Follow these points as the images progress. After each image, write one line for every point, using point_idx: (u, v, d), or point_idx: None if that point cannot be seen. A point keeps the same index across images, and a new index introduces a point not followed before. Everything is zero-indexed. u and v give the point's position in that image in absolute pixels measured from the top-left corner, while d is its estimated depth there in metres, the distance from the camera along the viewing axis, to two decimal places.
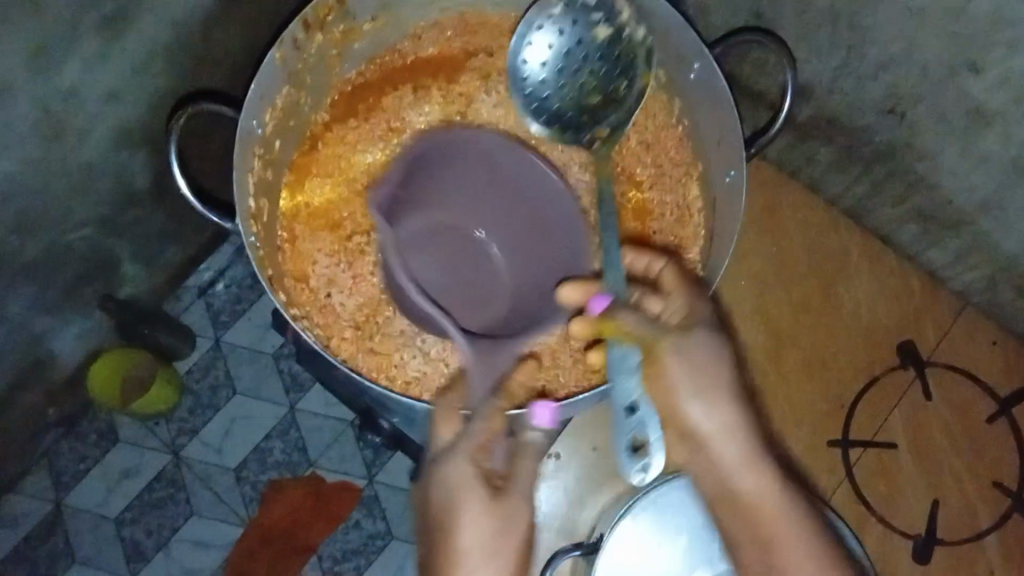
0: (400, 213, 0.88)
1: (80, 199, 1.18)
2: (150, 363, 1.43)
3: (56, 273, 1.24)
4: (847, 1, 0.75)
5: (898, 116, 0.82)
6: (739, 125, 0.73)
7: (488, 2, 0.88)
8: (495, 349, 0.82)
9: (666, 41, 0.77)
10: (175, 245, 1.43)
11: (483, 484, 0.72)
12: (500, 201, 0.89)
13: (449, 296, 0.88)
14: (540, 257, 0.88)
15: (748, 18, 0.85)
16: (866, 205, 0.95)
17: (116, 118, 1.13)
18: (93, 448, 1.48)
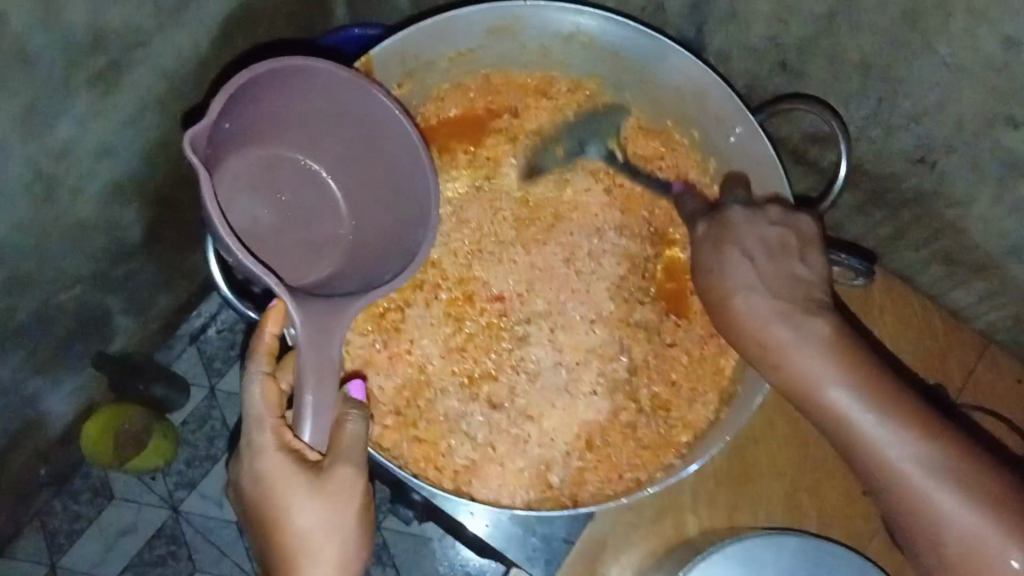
0: (227, 150, 0.76)
1: (73, 256, 1.11)
2: (145, 418, 1.36)
3: (49, 333, 1.17)
4: (879, 54, 0.73)
5: (929, 165, 0.80)
6: (789, 193, 0.76)
7: (515, 61, 0.82)
8: (335, 315, 0.71)
9: (704, 103, 0.79)
10: (168, 294, 1.36)
11: (292, 463, 0.70)
12: (349, 132, 0.78)
13: (274, 239, 0.81)
14: (367, 200, 0.82)
15: (774, 68, 0.83)
16: (890, 247, 0.94)
17: (108, 177, 1.06)
18: (87, 507, 1.42)
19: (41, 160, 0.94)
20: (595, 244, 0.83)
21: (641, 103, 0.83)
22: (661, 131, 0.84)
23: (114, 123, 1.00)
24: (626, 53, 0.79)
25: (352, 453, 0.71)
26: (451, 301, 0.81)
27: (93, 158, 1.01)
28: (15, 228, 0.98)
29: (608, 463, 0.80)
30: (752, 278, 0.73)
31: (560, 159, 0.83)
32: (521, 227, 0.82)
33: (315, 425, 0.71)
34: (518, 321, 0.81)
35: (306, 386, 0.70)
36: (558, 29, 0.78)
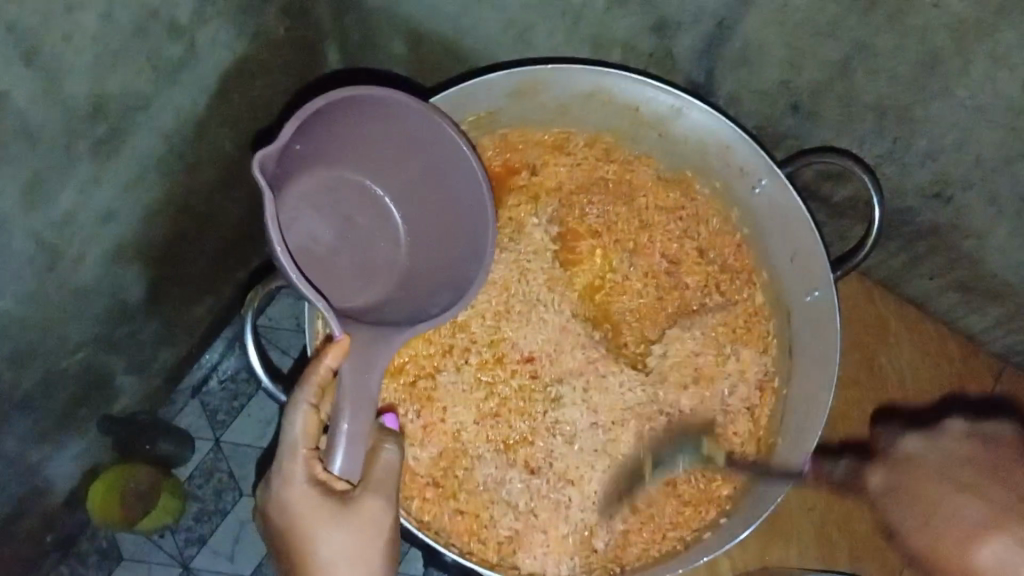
0: (294, 169, 0.73)
1: (76, 325, 0.94)
2: (151, 477, 1.15)
3: (51, 404, 0.99)
4: (898, 97, 0.74)
5: (944, 200, 0.80)
6: (821, 246, 0.76)
7: (533, 119, 0.82)
8: (381, 347, 0.69)
9: (728, 157, 0.79)
10: (171, 347, 1.15)
11: (324, 497, 0.66)
12: (412, 159, 0.75)
13: (331, 262, 0.78)
14: (427, 228, 0.78)
15: (784, 109, 0.83)
16: (903, 275, 0.94)
17: (112, 241, 0.91)
18: (94, 572, 1.20)
19: (45, 235, 0.81)
20: (628, 298, 0.85)
21: (661, 154, 0.84)
22: (683, 180, 0.85)
23: (115, 189, 0.86)
24: (647, 108, 0.79)
25: (385, 484, 0.68)
26: (484, 365, 0.83)
27: (94, 227, 0.86)
28: (18, 304, 0.84)
29: (651, 526, 0.83)
30: (949, 501, 0.59)
31: (589, 215, 0.85)
32: (552, 290, 0.84)
33: (349, 458, 0.66)
34: (550, 382, 0.83)
35: (344, 417, 0.66)
36: (578, 89, 0.78)
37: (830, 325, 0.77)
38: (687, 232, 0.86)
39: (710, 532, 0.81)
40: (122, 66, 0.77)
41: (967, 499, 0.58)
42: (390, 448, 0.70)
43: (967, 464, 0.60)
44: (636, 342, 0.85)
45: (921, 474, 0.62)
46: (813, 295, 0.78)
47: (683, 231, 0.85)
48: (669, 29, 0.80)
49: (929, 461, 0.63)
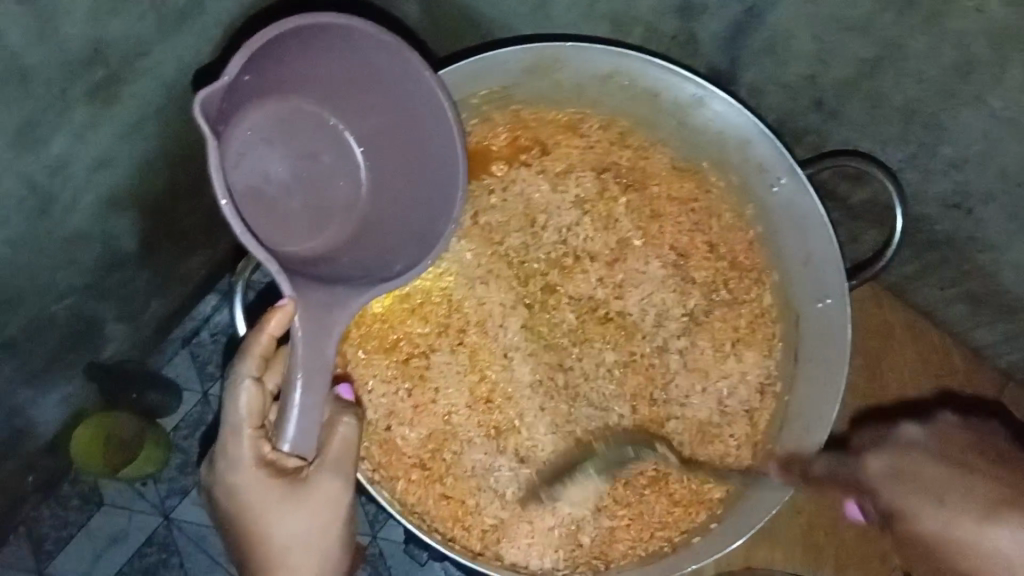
0: (243, 101, 0.66)
1: (66, 271, 0.89)
2: (138, 424, 1.11)
3: (36, 348, 0.94)
4: (926, 102, 0.71)
5: (965, 211, 0.78)
6: (837, 249, 0.75)
7: (548, 97, 0.80)
8: (335, 311, 0.63)
9: (747, 152, 0.77)
10: (163, 300, 1.10)
11: (273, 479, 0.64)
12: (376, 94, 0.69)
13: (281, 202, 0.71)
14: (392, 174, 0.72)
15: (808, 105, 0.80)
16: (913, 283, 0.90)
17: (108, 187, 0.86)
18: (76, 512, 1.15)
19: (37, 178, 0.76)
20: (640, 292, 0.83)
21: (676, 143, 0.82)
22: (697, 172, 0.83)
23: (114, 134, 0.81)
24: (663, 94, 0.77)
25: (339, 462, 0.68)
26: (484, 348, 0.82)
27: (89, 172, 0.82)
28: (6, 246, 0.79)
29: (639, 525, 0.82)
30: (976, 515, 0.58)
31: (608, 199, 0.83)
32: (553, 284, 0.83)
33: (300, 435, 0.62)
34: (551, 367, 0.83)
35: (297, 389, 0.61)
36: (596, 69, 0.76)
37: (841, 335, 0.76)
38: (698, 225, 0.83)
39: (699, 536, 0.81)
40: (124, 10, 0.73)
41: (975, 497, 0.59)
42: (348, 420, 0.69)
43: (967, 472, 0.61)
44: (647, 335, 0.83)
45: (937, 481, 0.62)
46: (824, 301, 0.77)
47: (693, 224, 0.83)
48: (694, 12, 0.77)
49: (930, 472, 0.63)
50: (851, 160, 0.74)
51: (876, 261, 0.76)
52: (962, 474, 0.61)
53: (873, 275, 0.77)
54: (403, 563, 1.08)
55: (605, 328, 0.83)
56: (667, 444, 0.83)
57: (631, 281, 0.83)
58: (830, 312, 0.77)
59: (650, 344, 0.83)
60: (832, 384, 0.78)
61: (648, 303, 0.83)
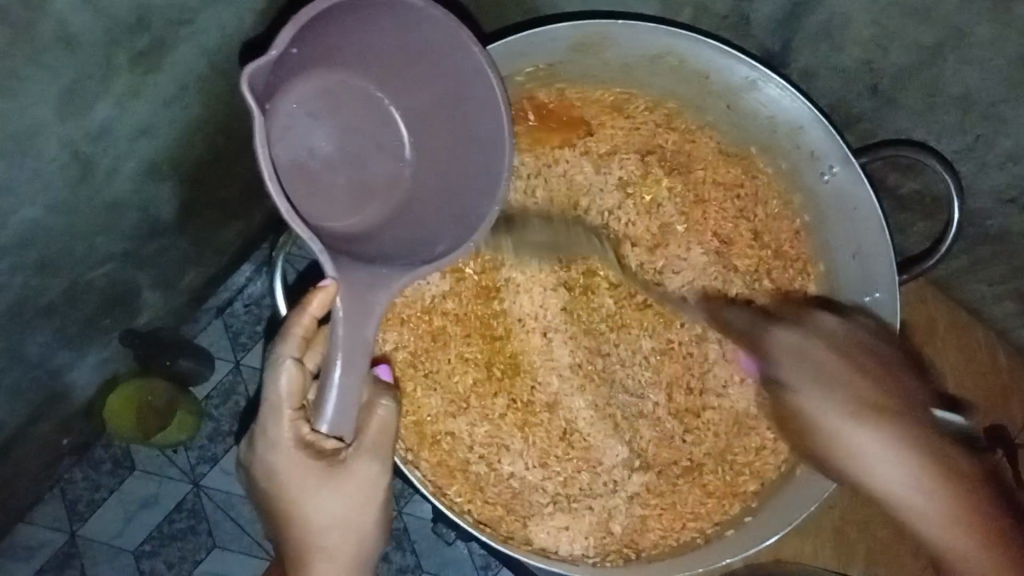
0: (290, 74, 0.65)
1: (105, 237, 0.89)
2: (169, 390, 1.11)
3: (75, 312, 0.95)
4: (987, 92, 0.68)
5: (1019, 207, 0.75)
6: (887, 245, 0.72)
7: (595, 76, 0.78)
8: (377, 291, 0.61)
9: (798, 141, 0.75)
10: (199, 269, 1.10)
11: (313, 461, 0.64)
12: (423, 71, 0.67)
13: (324, 177, 0.70)
14: (437, 153, 0.70)
15: (862, 92, 0.78)
16: (962, 278, 0.87)
17: (148, 155, 0.86)
18: (108, 476, 1.17)
19: (80, 144, 0.76)
20: (681, 276, 0.82)
21: (725, 127, 0.80)
22: (745, 156, 0.81)
23: (156, 101, 0.81)
24: (715, 77, 0.75)
25: (377, 445, 0.67)
26: (522, 329, 0.81)
27: (130, 139, 0.82)
28: (48, 210, 0.79)
29: (669, 514, 0.81)
30: (852, 407, 0.61)
31: (651, 186, 0.81)
32: (594, 268, 0.81)
33: (338, 415, 0.62)
34: (585, 351, 0.82)
35: (336, 370, 0.61)
36: (647, 49, 0.74)
37: None
38: (743, 212, 0.82)
39: (733, 529, 0.79)
40: None
41: (857, 390, 0.62)
42: (387, 402, 0.68)
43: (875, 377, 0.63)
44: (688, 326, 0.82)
45: (836, 378, 0.62)
46: (871, 297, 0.75)
47: (738, 211, 0.82)
48: None
49: (831, 365, 0.64)
50: (913, 151, 0.71)
51: (930, 251, 0.73)
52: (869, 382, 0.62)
53: (925, 272, 0.74)
54: (428, 540, 1.09)
55: (643, 315, 0.82)
56: (702, 434, 0.83)
57: (673, 266, 0.82)
58: (878, 307, 0.74)
59: (689, 333, 0.82)
60: None
61: (688, 290, 0.82)
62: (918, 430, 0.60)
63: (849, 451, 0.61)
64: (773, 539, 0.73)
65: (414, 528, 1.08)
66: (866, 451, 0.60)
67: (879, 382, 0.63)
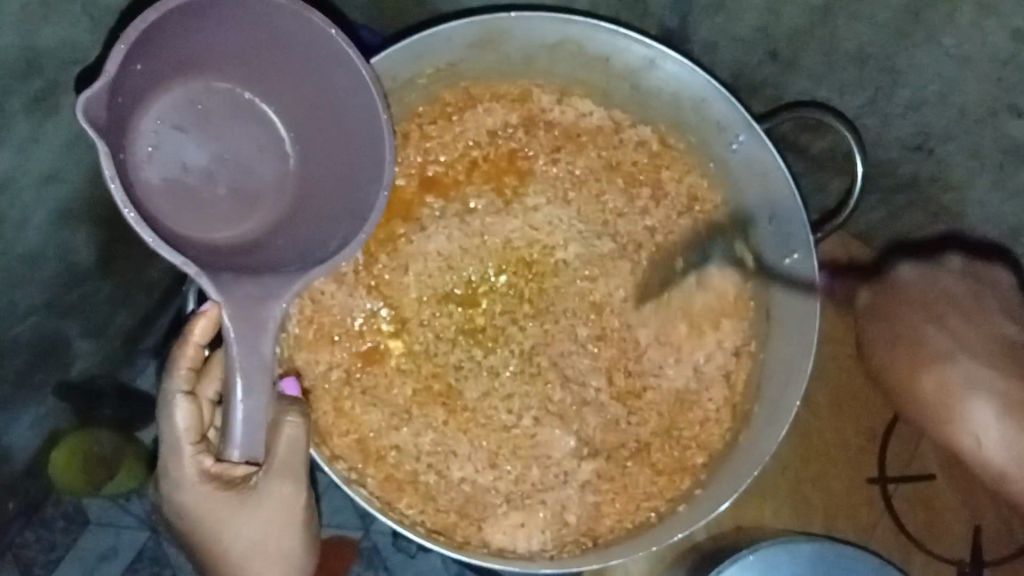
0: (138, 93, 0.62)
1: (23, 290, 0.85)
2: (114, 439, 1.08)
3: (1, 372, 0.91)
4: (880, 45, 0.70)
5: (926, 152, 0.76)
6: (799, 206, 0.74)
7: (496, 71, 0.78)
8: (267, 304, 0.60)
9: (701, 113, 0.77)
10: (129, 311, 1.05)
11: (220, 492, 0.64)
12: (285, 61, 0.64)
13: (206, 190, 0.66)
14: (319, 145, 0.67)
15: (763, 58, 0.79)
16: (882, 229, 0.89)
17: (58, 200, 0.82)
18: (62, 534, 1.12)
19: None
20: (615, 265, 0.82)
21: (630, 108, 0.81)
22: (656, 134, 0.82)
23: (58, 145, 0.78)
24: (615, 57, 0.76)
25: (288, 464, 0.66)
26: (455, 331, 0.81)
27: (35, 187, 0.78)
28: None
29: (625, 499, 0.82)
30: None
31: (576, 171, 0.82)
32: (526, 260, 0.82)
33: (248, 437, 0.61)
34: (523, 347, 0.82)
35: (237, 393, 0.59)
36: (544, 38, 0.74)
37: (812, 287, 0.76)
38: (653, 192, 0.82)
39: (684, 503, 0.80)
40: (55, 17, 0.70)
41: None
42: (298, 414, 0.66)
43: None
44: (626, 313, 0.82)
45: None
46: (791, 258, 0.76)
47: (648, 193, 0.82)
48: None
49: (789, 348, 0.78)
50: (819, 115, 0.73)
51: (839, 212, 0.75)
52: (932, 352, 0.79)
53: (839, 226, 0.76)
54: (397, 555, 1.08)
55: (575, 302, 0.82)
56: (647, 415, 0.83)
57: (597, 256, 0.82)
58: (798, 268, 0.76)
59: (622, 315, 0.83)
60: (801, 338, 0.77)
61: (618, 277, 0.82)
62: None
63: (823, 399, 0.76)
64: (724, 506, 0.74)
65: (382, 545, 1.07)
66: None
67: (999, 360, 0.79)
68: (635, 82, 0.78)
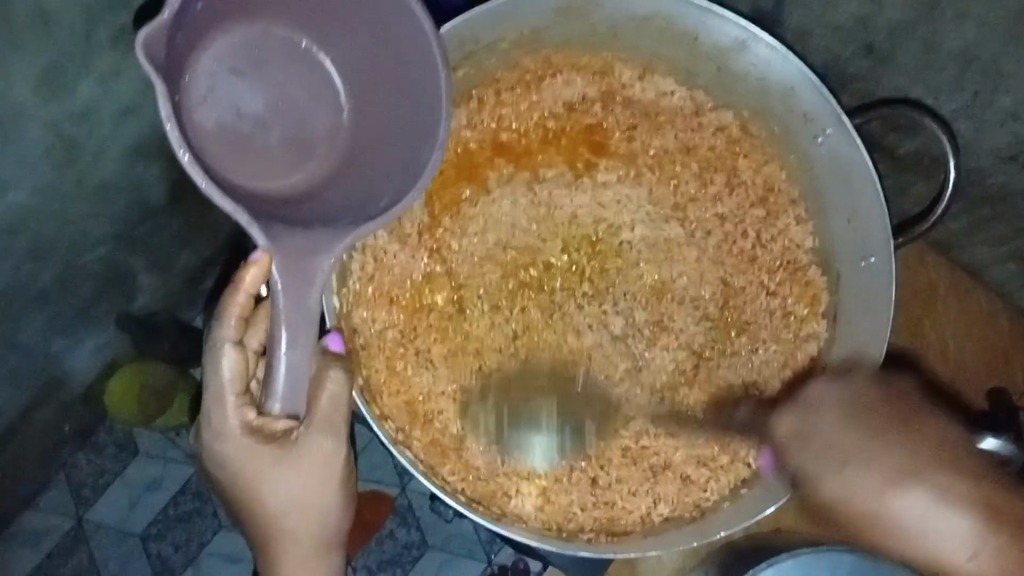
0: (197, 33, 0.60)
1: (97, 219, 0.87)
2: (169, 373, 1.09)
3: (69, 297, 0.93)
4: (986, 46, 0.66)
5: (1020, 164, 0.72)
6: (881, 205, 0.70)
7: (580, 43, 0.77)
8: (316, 257, 0.59)
9: (789, 101, 0.74)
10: (195, 251, 1.07)
11: (262, 445, 0.63)
12: (347, 9, 0.63)
13: (259, 139, 0.64)
14: (376, 98, 0.66)
15: (857, 51, 0.76)
16: (962, 240, 0.85)
17: (137, 135, 0.83)
18: (112, 459, 1.16)
19: (63, 125, 0.74)
20: (683, 256, 0.82)
21: (714, 90, 0.79)
22: (737, 121, 0.80)
23: (141, 80, 0.79)
24: (703, 38, 0.73)
25: (329, 421, 0.66)
26: (510, 303, 0.81)
27: (116, 120, 0.80)
28: (34, 196, 0.77)
29: (669, 489, 0.81)
30: (882, 482, 0.53)
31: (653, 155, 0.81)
32: (594, 239, 0.81)
33: (291, 390, 0.61)
34: (578, 322, 0.82)
35: (282, 344, 0.59)
36: (634, 11, 0.72)
37: (884, 295, 0.72)
38: (727, 182, 0.81)
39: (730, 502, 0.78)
40: None
41: (883, 464, 0.54)
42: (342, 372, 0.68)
43: (883, 430, 0.55)
44: (682, 301, 0.82)
45: (860, 441, 0.55)
46: (867, 262, 0.73)
47: (720, 182, 0.81)
48: None
49: (844, 440, 0.56)
50: (911, 112, 0.69)
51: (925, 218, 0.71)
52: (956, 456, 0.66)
53: (926, 232, 0.72)
54: (431, 516, 1.09)
55: (636, 286, 0.82)
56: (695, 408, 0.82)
57: (658, 241, 0.82)
58: (874, 271, 0.73)
59: (679, 302, 0.82)
60: (871, 344, 0.74)
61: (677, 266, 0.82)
62: (943, 470, 0.53)
63: (893, 530, 0.54)
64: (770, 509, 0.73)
65: (417, 504, 1.09)
66: (922, 520, 0.53)
67: (946, 456, 0.54)
68: (721, 64, 0.76)
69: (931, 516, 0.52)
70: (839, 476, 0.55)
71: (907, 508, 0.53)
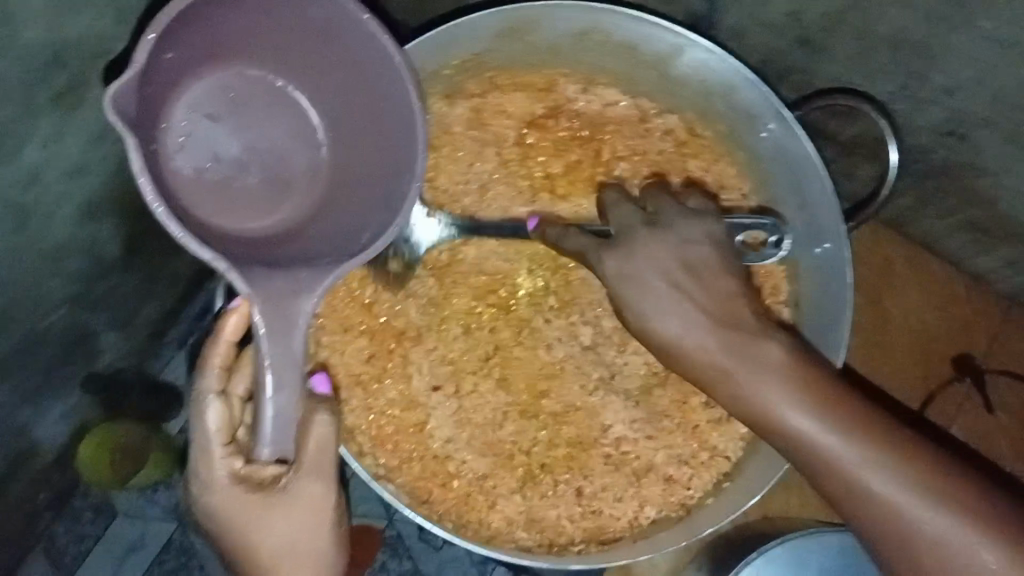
0: (167, 83, 0.60)
1: (50, 285, 0.85)
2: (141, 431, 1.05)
3: (30, 367, 0.91)
4: (914, 30, 0.68)
5: (959, 138, 0.75)
6: (831, 191, 0.73)
7: (522, 60, 0.78)
8: (298, 298, 0.58)
9: (731, 101, 0.76)
10: (155, 303, 1.05)
11: (251, 493, 0.63)
12: (317, 47, 0.62)
13: (238, 180, 0.64)
14: (353, 131, 0.65)
15: (793, 43, 0.77)
16: (912, 215, 0.87)
17: (83, 197, 0.82)
18: (91, 525, 1.13)
19: (10, 194, 0.73)
20: None
21: (657, 95, 0.80)
22: (683, 123, 0.81)
23: (86, 139, 0.78)
24: (641, 47, 0.75)
25: (318, 464, 0.64)
26: (477, 323, 0.82)
27: (63, 182, 0.78)
28: None
29: (653, 491, 0.82)
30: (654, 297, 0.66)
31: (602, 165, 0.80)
32: None
33: (279, 434, 0.60)
34: (546, 334, 0.82)
35: (269, 389, 0.58)
36: (572, 28, 0.73)
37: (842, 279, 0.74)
38: None
39: (713, 497, 0.80)
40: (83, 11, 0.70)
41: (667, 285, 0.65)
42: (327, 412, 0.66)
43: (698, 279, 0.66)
44: None
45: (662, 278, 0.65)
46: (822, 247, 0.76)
47: None
48: None
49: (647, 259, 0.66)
50: (847, 99, 0.71)
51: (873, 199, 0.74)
52: (905, 468, 0.58)
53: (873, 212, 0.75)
54: (420, 545, 1.09)
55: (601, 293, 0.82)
56: (672, 409, 0.82)
57: None
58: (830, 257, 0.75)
59: None
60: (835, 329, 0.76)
61: None
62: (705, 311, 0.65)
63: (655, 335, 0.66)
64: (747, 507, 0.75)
65: (407, 534, 1.08)
66: (672, 331, 0.65)
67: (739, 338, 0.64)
68: (662, 70, 0.77)
69: (681, 331, 0.65)
70: (631, 288, 0.67)
71: (659, 327, 0.66)
